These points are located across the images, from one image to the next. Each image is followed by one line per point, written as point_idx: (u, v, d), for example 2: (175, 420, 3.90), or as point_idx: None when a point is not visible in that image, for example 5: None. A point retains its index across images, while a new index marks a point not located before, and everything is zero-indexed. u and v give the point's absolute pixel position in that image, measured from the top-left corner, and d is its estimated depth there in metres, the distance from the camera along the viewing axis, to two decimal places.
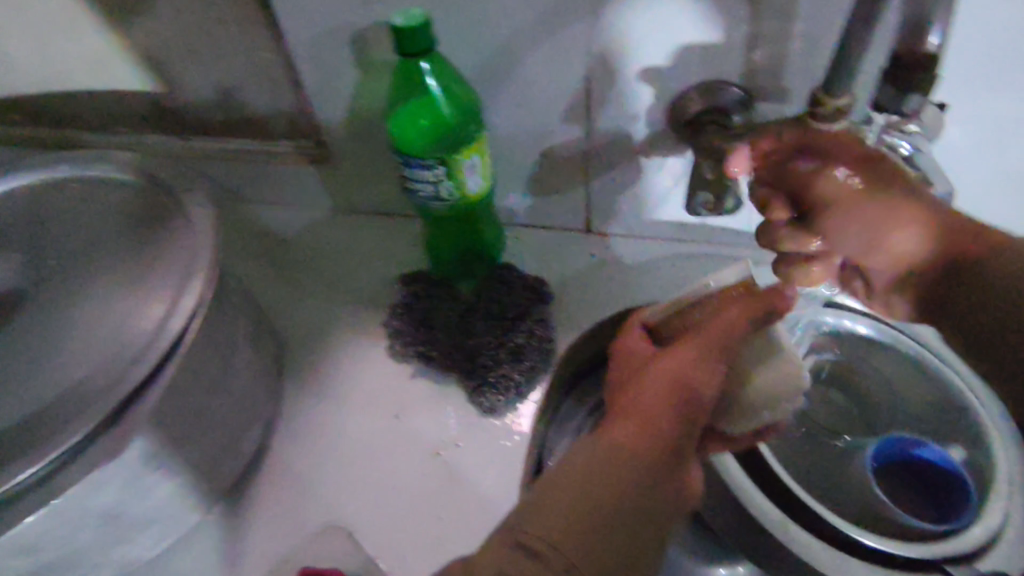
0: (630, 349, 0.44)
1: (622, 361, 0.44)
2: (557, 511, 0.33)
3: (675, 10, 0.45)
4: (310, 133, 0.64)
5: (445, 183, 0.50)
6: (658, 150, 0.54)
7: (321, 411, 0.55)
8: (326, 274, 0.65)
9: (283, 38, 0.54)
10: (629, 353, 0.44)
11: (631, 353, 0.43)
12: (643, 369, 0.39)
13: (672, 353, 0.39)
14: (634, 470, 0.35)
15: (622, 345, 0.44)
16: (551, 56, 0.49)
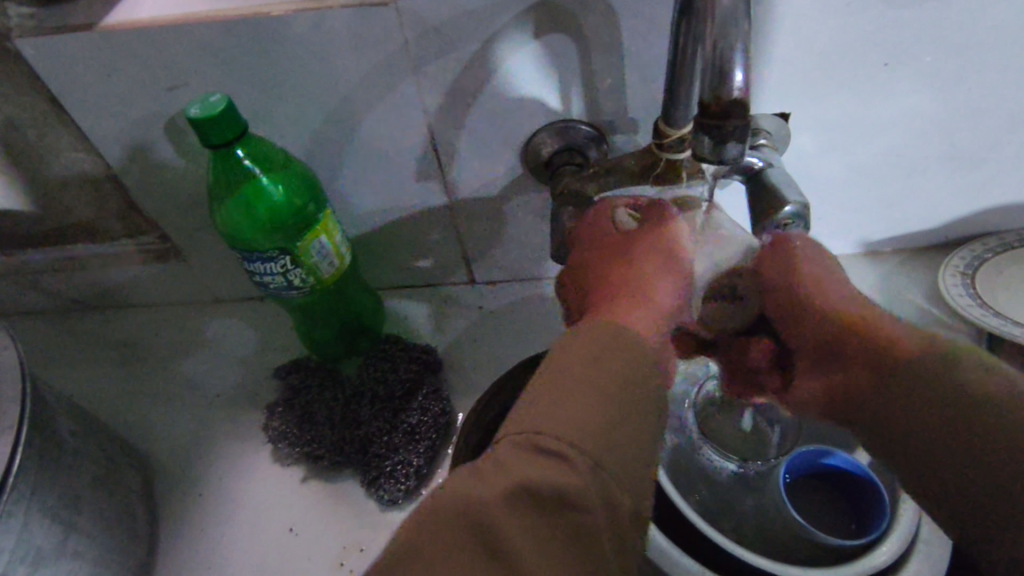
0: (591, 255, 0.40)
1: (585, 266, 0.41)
2: (574, 403, 0.27)
3: (505, 61, 0.43)
4: (150, 228, 0.57)
5: (295, 272, 0.45)
6: (523, 193, 0.52)
7: (206, 539, 0.49)
8: (196, 378, 0.58)
9: (89, 136, 0.48)
10: (585, 258, 0.41)
11: (593, 264, 0.40)
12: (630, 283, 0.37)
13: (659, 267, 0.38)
14: (609, 404, 0.27)
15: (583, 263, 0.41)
16: (387, 117, 0.46)
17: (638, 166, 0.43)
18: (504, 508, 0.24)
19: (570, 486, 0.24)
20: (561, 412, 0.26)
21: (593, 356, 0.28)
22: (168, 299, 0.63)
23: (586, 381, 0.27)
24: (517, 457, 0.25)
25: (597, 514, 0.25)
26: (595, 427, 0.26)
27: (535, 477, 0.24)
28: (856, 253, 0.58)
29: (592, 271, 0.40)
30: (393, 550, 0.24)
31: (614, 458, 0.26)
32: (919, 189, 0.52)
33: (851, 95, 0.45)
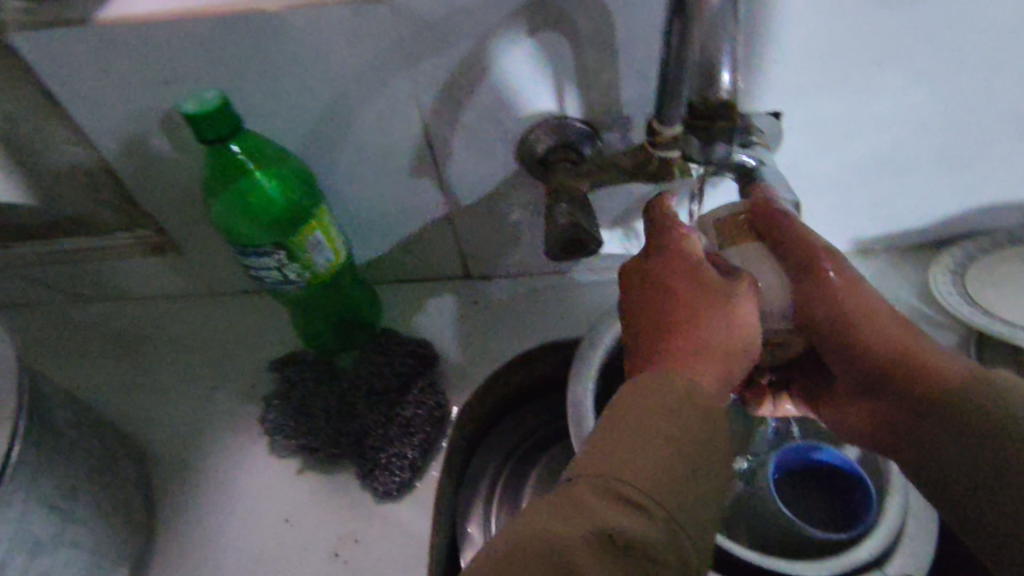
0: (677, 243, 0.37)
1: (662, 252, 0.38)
2: (643, 460, 0.30)
3: (498, 62, 0.43)
4: (147, 221, 0.58)
5: (290, 266, 0.46)
6: (517, 189, 0.52)
7: (202, 529, 0.50)
8: (192, 371, 0.59)
9: (85, 129, 0.49)
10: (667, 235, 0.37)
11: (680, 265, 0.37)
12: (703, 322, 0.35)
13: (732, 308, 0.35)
14: (694, 455, 0.31)
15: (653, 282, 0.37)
16: (382, 113, 0.46)
17: (631, 163, 0.44)
18: (593, 552, 0.27)
19: (651, 538, 0.28)
20: (635, 464, 0.29)
21: (682, 442, 0.30)
22: (165, 292, 0.63)
23: (672, 424, 0.31)
24: (597, 501, 0.29)
25: (668, 554, 0.28)
26: (680, 473, 0.30)
27: (634, 530, 0.28)
28: (848, 252, 0.58)
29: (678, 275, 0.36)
30: (503, 558, 0.27)
31: (705, 484, 0.30)
32: (912, 188, 0.52)
33: (843, 94, 0.45)
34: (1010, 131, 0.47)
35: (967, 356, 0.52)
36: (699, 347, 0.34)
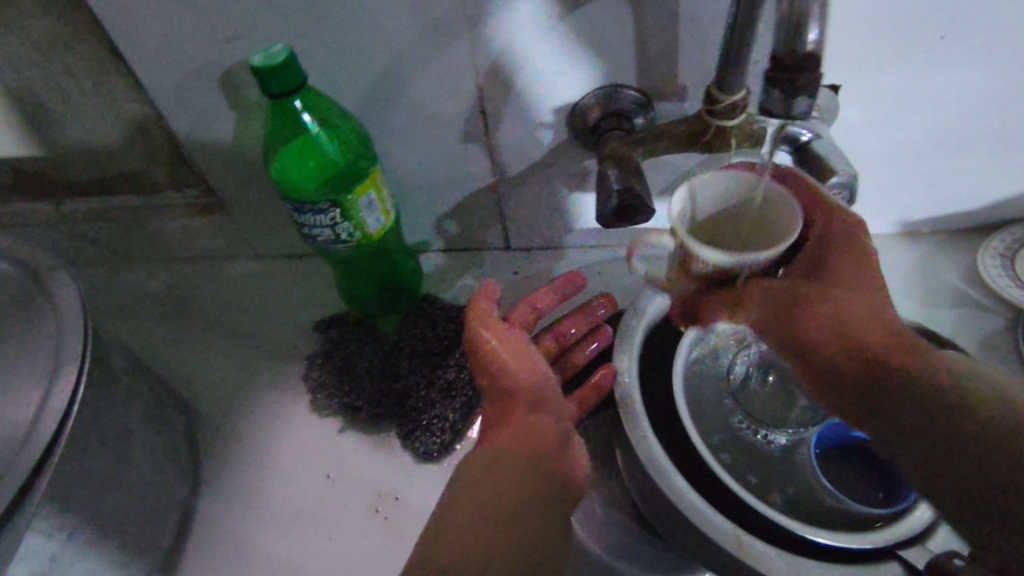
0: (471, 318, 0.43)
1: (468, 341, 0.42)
2: (457, 531, 0.35)
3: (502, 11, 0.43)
4: (197, 182, 0.59)
5: (343, 225, 0.46)
6: (565, 157, 0.52)
7: (245, 483, 0.51)
8: (233, 329, 0.60)
9: (144, 85, 0.50)
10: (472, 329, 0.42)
11: (482, 343, 0.41)
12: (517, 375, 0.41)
13: (508, 339, 0.42)
14: (517, 529, 0.36)
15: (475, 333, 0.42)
16: (437, 77, 0.47)
17: (686, 132, 0.44)
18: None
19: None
20: (451, 547, 0.35)
21: (479, 499, 0.37)
22: (209, 253, 0.64)
23: (473, 502, 0.37)
24: None
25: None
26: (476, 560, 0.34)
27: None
28: (893, 235, 0.58)
29: (484, 345, 0.41)
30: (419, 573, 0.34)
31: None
32: (965, 169, 0.52)
33: (903, 70, 0.45)
34: None
35: (1014, 342, 0.51)
36: (510, 389, 0.41)
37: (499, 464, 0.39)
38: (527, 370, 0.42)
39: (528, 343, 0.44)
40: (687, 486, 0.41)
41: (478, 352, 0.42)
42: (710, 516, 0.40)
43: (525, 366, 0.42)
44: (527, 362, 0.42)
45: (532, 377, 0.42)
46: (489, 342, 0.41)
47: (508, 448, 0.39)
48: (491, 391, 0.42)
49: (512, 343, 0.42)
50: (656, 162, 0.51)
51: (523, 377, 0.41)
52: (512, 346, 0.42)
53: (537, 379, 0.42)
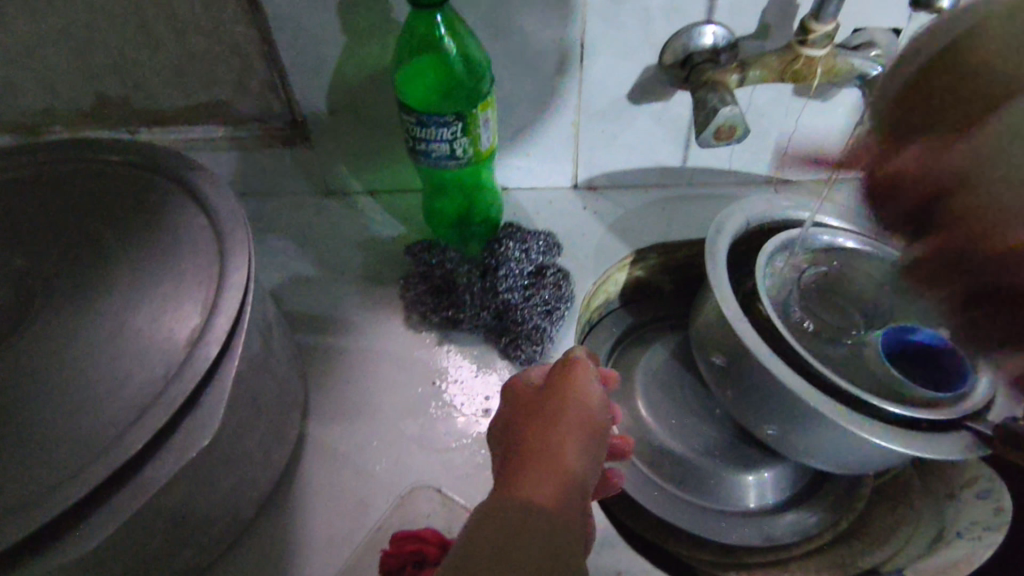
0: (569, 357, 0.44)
1: (560, 373, 0.43)
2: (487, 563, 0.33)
3: None
4: (284, 113, 0.61)
5: (461, 140, 0.50)
6: (649, 92, 0.57)
7: (355, 390, 0.53)
8: (318, 257, 0.62)
9: (262, 7, 0.52)
10: (575, 363, 0.43)
11: (580, 376, 0.43)
12: (575, 409, 0.41)
13: (580, 377, 0.43)
14: None
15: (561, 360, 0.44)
16: (549, 7, 0.51)
17: (779, 64, 0.49)
18: None
19: None
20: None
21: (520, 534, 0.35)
22: (283, 187, 0.66)
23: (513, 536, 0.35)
24: None
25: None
26: None
27: None
28: None
29: (581, 378, 0.43)
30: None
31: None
32: None
33: None
34: None
35: None
36: (559, 417, 0.41)
37: (540, 476, 0.38)
38: (580, 407, 0.41)
39: (593, 385, 0.43)
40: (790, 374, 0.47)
41: (555, 385, 0.42)
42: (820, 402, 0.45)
43: (586, 407, 0.41)
44: (590, 404, 0.42)
45: (588, 418, 0.41)
46: (586, 376, 0.43)
47: (551, 466, 0.38)
48: (535, 415, 0.41)
49: (580, 386, 0.42)
50: (747, 90, 0.56)
51: (582, 415, 0.41)
52: (578, 384, 0.42)
53: (594, 418, 0.41)
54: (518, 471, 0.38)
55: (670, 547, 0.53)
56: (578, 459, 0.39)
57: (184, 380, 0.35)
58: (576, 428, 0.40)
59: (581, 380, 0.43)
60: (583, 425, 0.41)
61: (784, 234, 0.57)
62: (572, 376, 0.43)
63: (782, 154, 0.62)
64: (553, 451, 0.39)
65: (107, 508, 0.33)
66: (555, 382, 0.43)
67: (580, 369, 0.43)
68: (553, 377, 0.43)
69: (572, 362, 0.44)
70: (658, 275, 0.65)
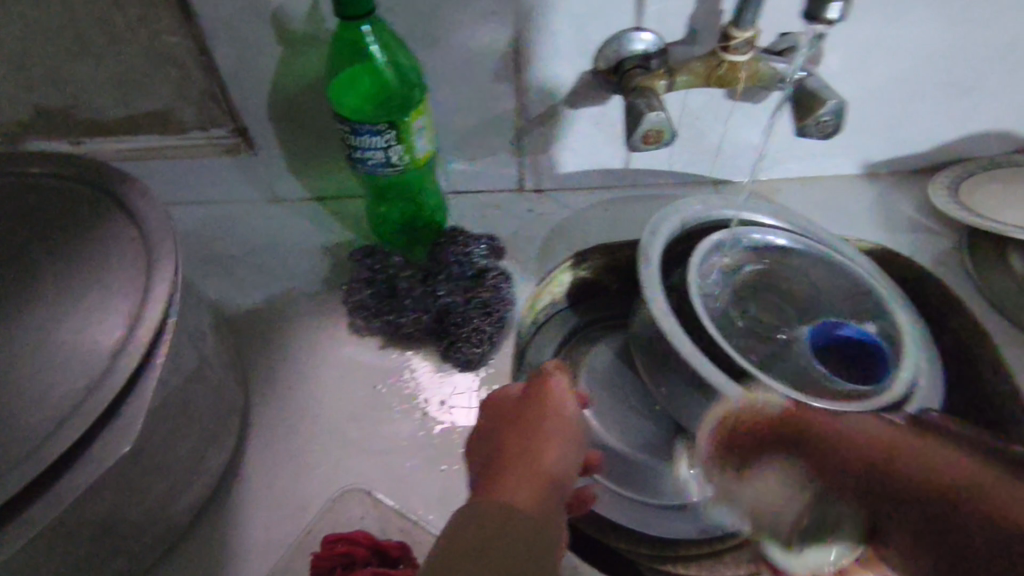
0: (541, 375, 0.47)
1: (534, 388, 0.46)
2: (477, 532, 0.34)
3: None
4: (226, 122, 0.61)
5: (395, 148, 0.50)
6: (585, 97, 0.58)
7: (297, 395, 0.53)
8: (262, 265, 0.62)
9: (195, 16, 0.52)
10: (547, 378, 0.46)
11: (551, 388, 0.45)
12: (555, 413, 0.44)
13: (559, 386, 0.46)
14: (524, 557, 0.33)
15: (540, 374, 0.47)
16: (480, 15, 0.52)
17: (704, 68, 0.51)
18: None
19: None
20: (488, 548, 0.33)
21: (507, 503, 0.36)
22: (230, 195, 0.66)
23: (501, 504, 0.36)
24: None
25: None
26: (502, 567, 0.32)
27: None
28: (858, 175, 0.67)
29: (554, 391, 0.45)
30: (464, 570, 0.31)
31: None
32: (916, 112, 0.61)
33: (874, 17, 0.54)
34: (1004, 58, 0.57)
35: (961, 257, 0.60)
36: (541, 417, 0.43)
37: (523, 471, 0.39)
38: (560, 411, 0.44)
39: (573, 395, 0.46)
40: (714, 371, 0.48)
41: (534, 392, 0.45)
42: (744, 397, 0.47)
43: (566, 411, 0.44)
44: (569, 410, 0.45)
45: (568, 421, 0.44)
46: (557, 389, 0.46)
47: (529, 464, 0.40)
48: (517, 417, 0.44)
49: (557, 392, 0.45)
50: (680, 93, 0.58)
51: (563, 418, 0.44)
52: (557, 391, 0.45)
53: (573, 422, 0.44)
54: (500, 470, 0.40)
55: (609, 542, 0.54)
56: (562, 455, 0.42)
57: (104, 391, 0.35)
58: (557, 429, 0.43)
59: (559, 389, 0.46)
60: (564, 427, 0.43)
61: (714, 237, 0.57)
62: (552, 386, 0.46)
63: (718, 155, 0.64)
64: (539, 445, 0.41)
65: (22, 520, 0.33)
66: (529, 395, 0.45)
67: (559, 380, 0.46)
68: (528, 391, 0.46)
69: (544, 378, 0.46)
70: (603, 276, 0.66)
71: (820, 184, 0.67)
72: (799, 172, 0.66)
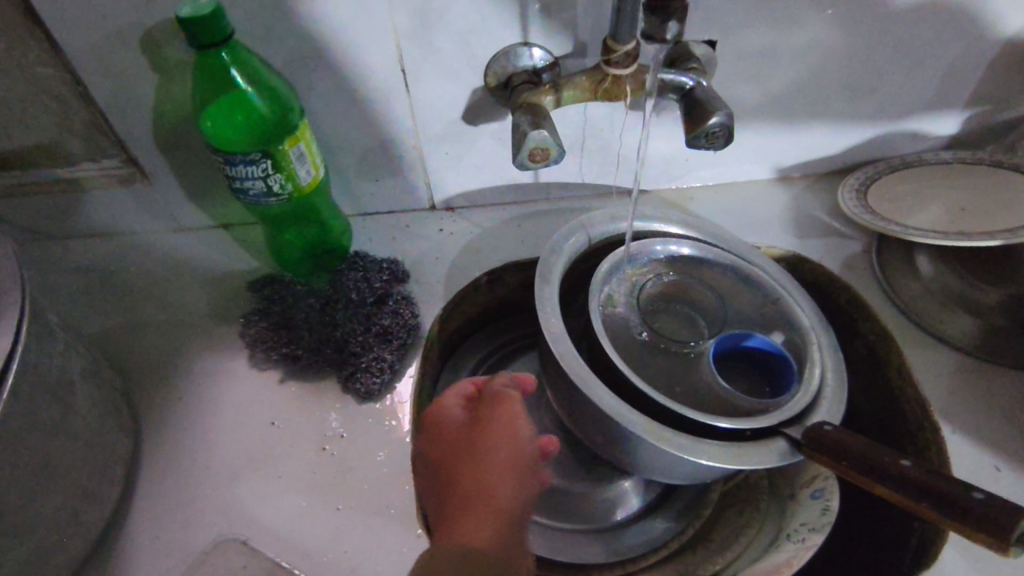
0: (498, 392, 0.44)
1: (490, 410, 0.43)
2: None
3: None
4: (117, 152, 0.59)
5: (275, 177, 0.49)
6: (483, 114, 0.57)
7: (190, 434, 0.52)
8: (161, 298, 0.60)
9: (62, 49, 0.50)
10: (507, 401, 0.44)
11: (508, 412, 0.43)
12: (508, 433, 0.42)
13: (510, 401, 0.44)
14: None
15: (491, 388, 0.45)
16: (361, 37, 0.50)
17: (589, 83, 0.49)
18: None
19: None
20: None
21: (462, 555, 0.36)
22: (131, 225, 0.64)
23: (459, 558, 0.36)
24: None
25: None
26: None
27: None
28: (771, 179, 0.66)
29: (515, 418, 0.43)
30: None
31: None
32: (822, 116, 0.61)
33: (768, 26, 0.53)
34: (901, 58, 0.56)
35: (870, 260, 0.60)
36: (494, 443, 0.42)
37: (481, 510, 0.39)
38: (510, 431, 0.42)
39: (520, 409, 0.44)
40: (611, 395, 0.47)
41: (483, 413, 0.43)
42: (637, 420, 0.46)
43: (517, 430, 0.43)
44: (520, 425, 0.43)
45: (520, 442, 0.42)
46: (515, 413, 0.43)
47: (486, 508, 0.39)
48: (468, 441, 0.42)
49: (508, 410, 0.43)
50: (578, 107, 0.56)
51: (514, 438, 0.42)
52: (506, 408, 0.43)
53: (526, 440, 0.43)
54: (458, 515, 0.39)
55: None
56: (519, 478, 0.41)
57: None
58: (510, 453, 0.41)
59: (509, 406, 0.44)
60: (516, 446, 0.42)
61: (618, 253, 0.55)
62: (502, 400, 0.44)
63: (627, 165, 0.63)
64: (495, 476, 0.40)
65: None
66: (487, 421, 0.43)
67: (509, 393, 0.44)
68: (485, 416, 0.43)
69: (503, 401, 0.44)
70: (517, 292, 0.64)
71: (732, 190, 0.66)
72: (711, 178, 0.66)
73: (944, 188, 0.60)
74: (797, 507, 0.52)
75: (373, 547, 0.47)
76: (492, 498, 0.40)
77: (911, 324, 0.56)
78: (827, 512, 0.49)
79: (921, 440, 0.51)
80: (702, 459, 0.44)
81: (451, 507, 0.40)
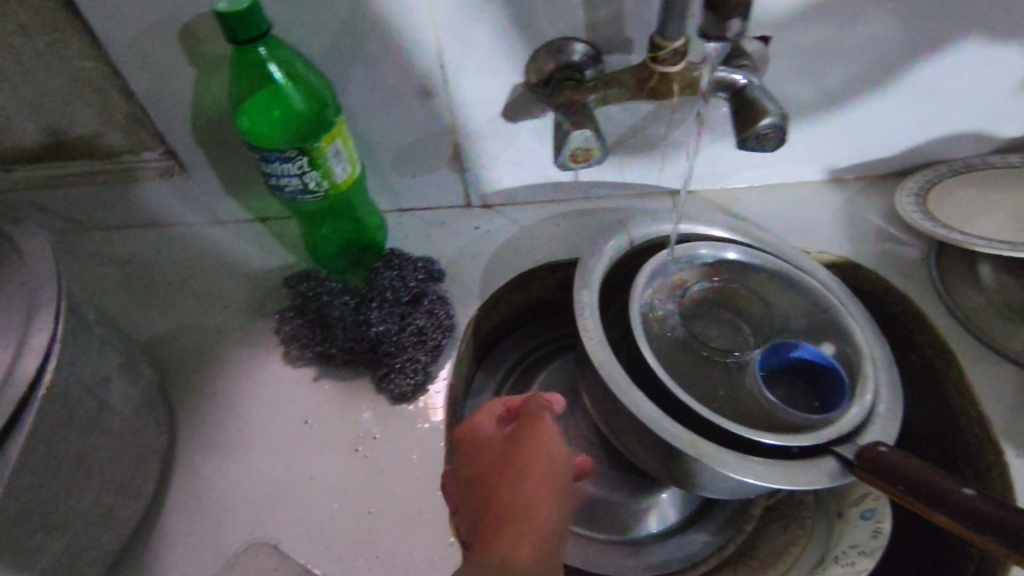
0: (532, 408, 0.43)
1: (524, 425, 0.42)
2: None
3: None
4: (156, 145, 0.59)
5: (311, 174, 0.48)
6: (522, 110, 0.55)
7: (225, 430, 0.52)
8: (198, 291, 0.60)
9: (102, 42, 0.50)
10: (538, 416, 0.42)
11: (543, 432, 0.41)
12: (542, 452, 0.40)
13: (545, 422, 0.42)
14: None
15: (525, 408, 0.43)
16: (399, 31, 0.49)
17: (634, 80, 0.47)
18: None
19: None
20: None
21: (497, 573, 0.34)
22: (170, 218, 0.65)
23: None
24: None
25: None
26: None
27: None
28: (822, 180, 0.63)
29: (544, 427, 0.42)
30: None
31: None
32: (880, 115, 0.58)
33: (825, 20, 0.50)
34: (969, 55, 0.53)
35: (928, 268, 0.57)
36: (529, 462, 0.40)
37: (516, 532, 0.37)
38: (545, 451, 0.40)
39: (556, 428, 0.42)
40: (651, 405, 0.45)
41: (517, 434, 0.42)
42: (681, 435, 0.44)
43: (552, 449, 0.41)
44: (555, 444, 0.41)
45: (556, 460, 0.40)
46: (548, 429, 0.42)
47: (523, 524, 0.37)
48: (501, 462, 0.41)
49: (543, 428, 0.42)
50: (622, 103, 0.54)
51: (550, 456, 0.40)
52: (541, 427, 0.42)
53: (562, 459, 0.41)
54: (494, 534, 0.37)
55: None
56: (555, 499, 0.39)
57: None
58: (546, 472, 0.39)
59: (543, 425, 0.42)
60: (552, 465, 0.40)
61: (660, 256, 0.53)
62: (536, 419, 0.42)
63: (671, 163, 0.61)
64: (530, 496, 0.38)
65: None
66: (518, 434, 0.41)
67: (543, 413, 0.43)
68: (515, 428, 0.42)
69: (534, 414, 0.43)
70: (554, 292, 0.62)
71: (781, 191, 0.63)
72: (759, 178, 0.63)
73: (1012, 194, 0.56)
74: (845, 526, 0.50)
75: (404, 553, 0.46)
76: (528, 515, 0.37)
77: (973, 338, 0.52)
78: (878, 537, 0.47)
79: (981, 463, 0.48)
80: (746, 477, 0.42)
81: (487, 527, 0.38)
